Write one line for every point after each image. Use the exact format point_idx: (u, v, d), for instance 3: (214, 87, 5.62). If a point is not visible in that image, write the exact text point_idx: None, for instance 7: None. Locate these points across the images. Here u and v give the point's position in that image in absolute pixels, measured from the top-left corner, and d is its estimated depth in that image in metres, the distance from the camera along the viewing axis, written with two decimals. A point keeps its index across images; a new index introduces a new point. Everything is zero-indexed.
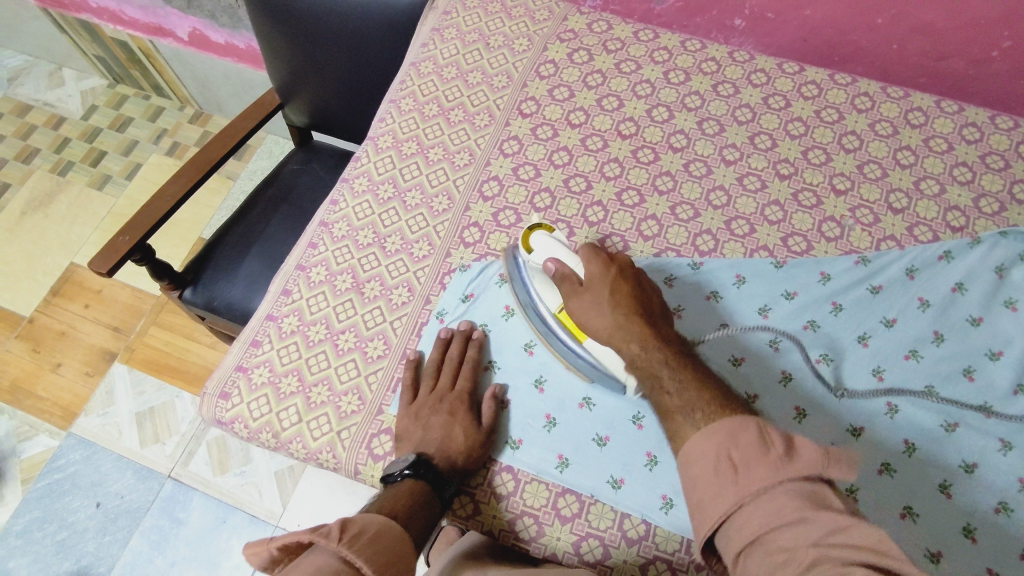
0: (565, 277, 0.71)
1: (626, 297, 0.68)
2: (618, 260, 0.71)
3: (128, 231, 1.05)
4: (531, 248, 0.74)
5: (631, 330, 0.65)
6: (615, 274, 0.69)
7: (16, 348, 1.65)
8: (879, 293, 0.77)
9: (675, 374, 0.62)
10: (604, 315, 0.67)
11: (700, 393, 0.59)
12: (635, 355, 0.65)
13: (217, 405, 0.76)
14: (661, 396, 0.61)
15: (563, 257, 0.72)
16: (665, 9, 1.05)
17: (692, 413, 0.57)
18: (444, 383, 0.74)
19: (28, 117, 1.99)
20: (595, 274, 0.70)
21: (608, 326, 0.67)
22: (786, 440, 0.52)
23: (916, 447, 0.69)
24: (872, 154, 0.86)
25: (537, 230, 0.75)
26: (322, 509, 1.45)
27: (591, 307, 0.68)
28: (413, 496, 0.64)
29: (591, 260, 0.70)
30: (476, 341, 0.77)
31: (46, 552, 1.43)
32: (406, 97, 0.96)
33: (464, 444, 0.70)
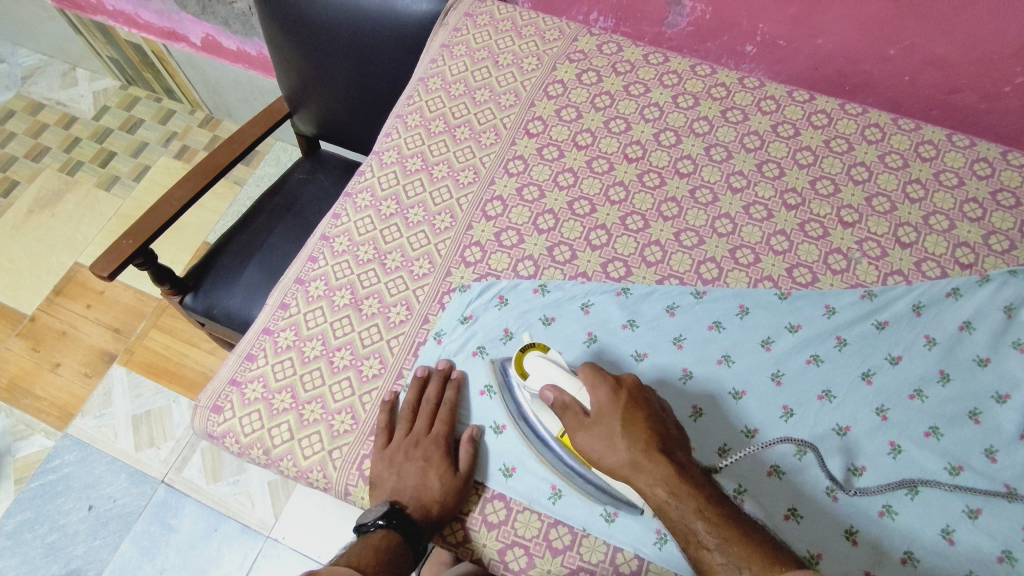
0: (566, 407, 0.65)
1: (642, 431, 0.63)
2: (625, 383, 0.66)
3: (131, 236, 1.05)
4: (525, 372, 0.68)
5: (655, 473, 0.61)
6: (626, 402, 0.65)
7: (16, 346, 1.65)
8: (885, 329, 0.76)
9: (712, 523, 0.59)
10: (620, 452, 0.63)
11: (743, 548, 0.57)
12: (662, 502, 0.61)
13: (209, 418, 0.76)
14: (699, 549, 0.59)
15: (563, 383, 0.66)
16: (676, 33, 1.05)
17: (738, 570, 0.56)
18: (420, 427, 0.72)
19: (40, 116, 2.01)
20: (603, 403, 0.65)
21: (626, 465, 0.63)
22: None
23: (919, 490, 0.68)
24: (881, 186, 0.85)
25: (530, 351, 0.69)
26: (313, 523, 1.44)
27: (603, 443, 0.64)
28: (383, 549, 0.64)
29: (597, 386, 0.65)
30: (454, 382, 0.75)
31: (35, 554, 1.42)
32: (412, 113, 0.95)
33: (439, 491, 0.68)
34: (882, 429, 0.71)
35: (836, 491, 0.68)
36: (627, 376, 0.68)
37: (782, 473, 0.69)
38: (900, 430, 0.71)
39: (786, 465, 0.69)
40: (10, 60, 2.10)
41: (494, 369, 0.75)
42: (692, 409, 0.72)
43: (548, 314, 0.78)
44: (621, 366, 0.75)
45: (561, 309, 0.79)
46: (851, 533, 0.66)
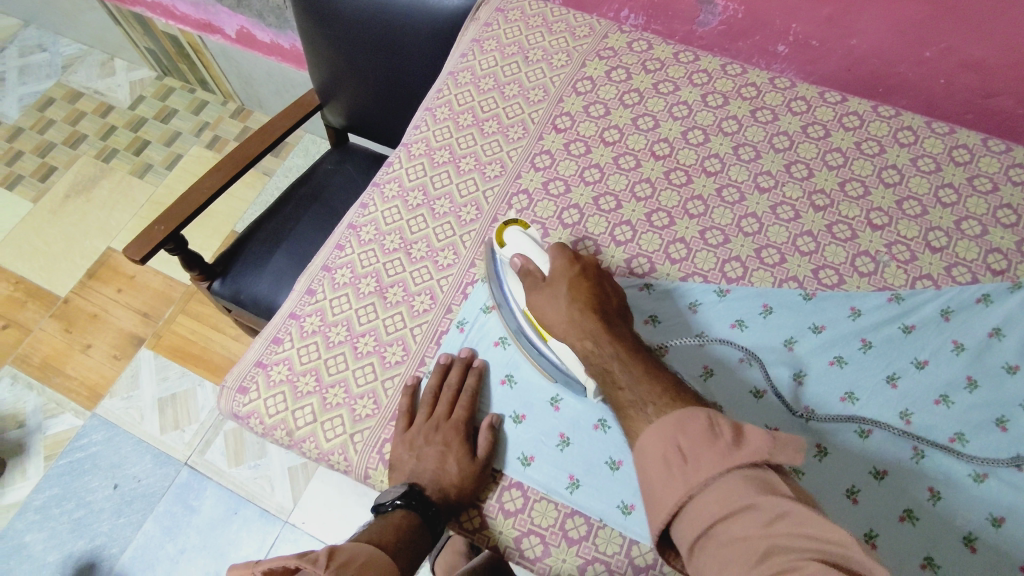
0: (529, 272, 0.71)
1: (584, 295, 0.68)
2: (583, 260, 0.72)
3: (163, 221, 1.07)
4: (502, 242, 0.74)
5: (585, 327, 0.66)
6: (578, 272, 0.70)
7: (50, 326, 1.69)
8: (912, 333, 0.75)
9: (628, 369, 0.62)
10: (561, 310, 0.68)
11: (652, 387, 0.60)
12: (588, 351, 0.65)
13: (235, 399, 0.77)
14: (612, 387, 0.62)
15: (531, 254, 0.72)
16: (707, 32, 1.05)
17: (644, 406, 0.58)
18: (440, 411, 0.73)
19: (78, 104, 2.06)
20: (557, 270, 0.70)
21: (563, 320, 0.67)
22: (735, 427, 0.53)
23: (941, 496, 0.67)
24: (912, 190, 0.84)
25: (511, 225, 0.75)
26: (331, 510, 1.46)
27: (549, 301, 0.69)
28: (403, 528, 0.65)
29: (557, 256, 0.71)
30: (476, 369, 0.76)
31: (62, 529, 1.46)
32: (441, 106, 0.96)
33: (457, 477, 0.68)
34: (906, 434, 0.70)
35: (857, 494, 0.67)
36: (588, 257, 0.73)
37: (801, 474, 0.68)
38: (926, 435, 0.70)
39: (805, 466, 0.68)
40: (52, 49, 2.17)
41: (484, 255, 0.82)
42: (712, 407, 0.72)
43: None
44: None
45: None
46: (870, 537, 0.65)
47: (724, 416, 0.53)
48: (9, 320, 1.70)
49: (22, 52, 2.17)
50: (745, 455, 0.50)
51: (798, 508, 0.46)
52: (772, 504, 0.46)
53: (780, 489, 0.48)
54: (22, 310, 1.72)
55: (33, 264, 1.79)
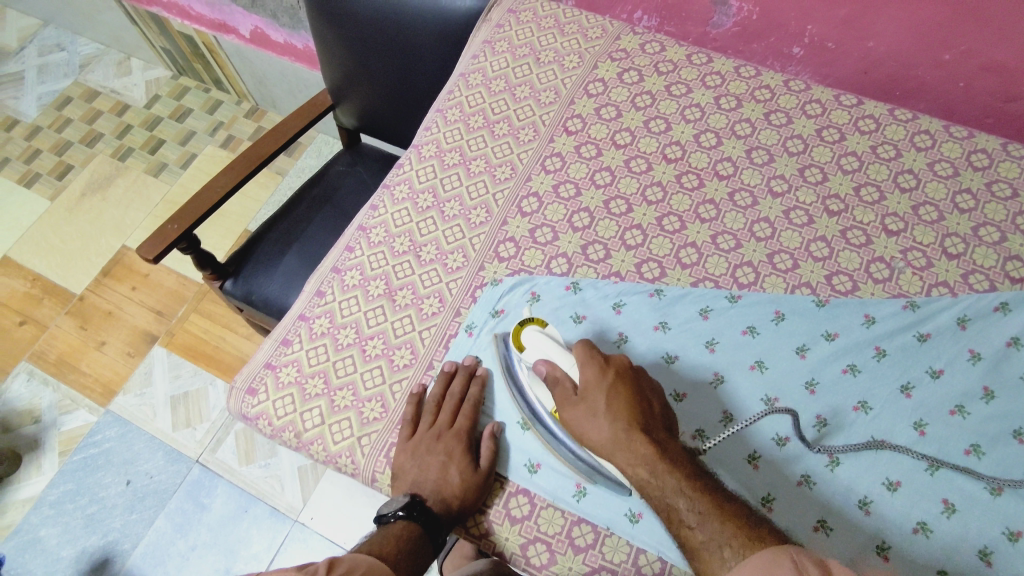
0: (557, 381, 0.68)
1: (624, 410, 0.65)
2: (614, 362, 0.68)
3: (176, 221, 1.08)
4: (522, 345, 0.70)
5: (636, 451, 0.62)
6: (613, 379, 0.66)
7: (65, 323, 1.71)
8: (927, 341, 0.74)
9: (692, 502, 0.59)
10: (603, 429, 0.64)
11: (724, 525, 0.58)
12: (644, 481, 0.61)
13: (244, 400, 0.78)
14: (682, 528, 0.59)
15: (556, 357, 0.68)
16: (721, 33, 1.03)
17: (718, 548, 0.57)
18: (443, 420, 0.72)
19: (95, 103, 2.08)
20: (590, 379, 0.66)
21: (608, 441, 0.64)
22: (821, 568, 0.52)
23: (956, 509, 0.65)
24: (928, 195, 0.83)
25: (528, 325, 0.71)
26: (341, 509, 1.46)
27: (587, 418, 0.65)
28: (404, 538, 0.66)
29: (586, 363, 0.67)
30: (479, 378, 0.75)
31: (75, 524, 1.48)
32: (452, 108, 0.96)
33: (459, 486, 0.68)
34: (919, 444, 0.69)
35: (869, 505, 0.66)
36: (617, 356, 0.69)
37: (812, 483, 0.67)
38: (940, 445, 0.69)
39: (816, 475, 0.68)
40: (70, 48, 2.19)
41: (498, 342, 0.77)
42: (722, 414, 0.72)
43: (579, 313, 0.78)
44: (653, 369, 0.74)
45: (593, 308, 0.78)
46: (882, 548, 0.64)
47: (809, 559, 0.53)
48: (26, 316, 1.73)
49: (41, 51, 2.19)
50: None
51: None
52: None
53: None
54: (39, 307, 1.74)
55: (50, 261, 1.81)
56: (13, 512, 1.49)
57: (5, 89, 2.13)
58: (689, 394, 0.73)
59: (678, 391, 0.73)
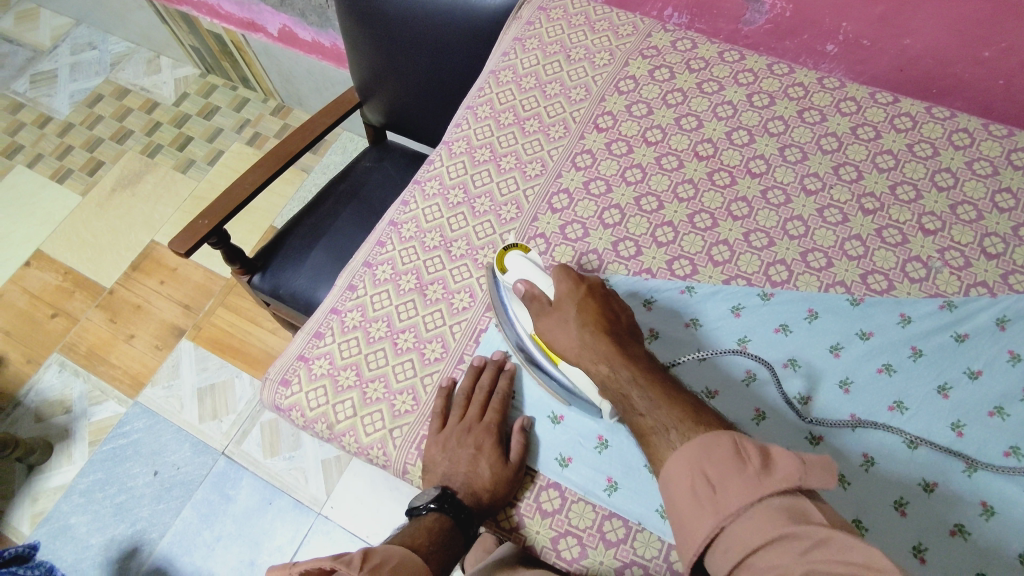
0: (534, 297, 0.71)
1: (592, 317, 0.67)
2: (588, 280, 0.71)
3: (208, 215, 1.10)
4: (505, 268, 0.74)
5: (598, 350, 0.65)
6: (584, 293, 0.70)
7: (95, 316, 1.75)
8: (965, 342, 0.73)
9: (646, 389, 0.60)
10: (572, 335, 0.67)
11: (672, 410, 0.58)
12: (604, 375, 0.63)
13: (277, 390, 0.79)
14: (633, 414, 0.60)
15: (534, 277, 0.72)
16: (753, 30, 1.03)
17: (665, 429, 0.57)
18: (473, 413, 0.73)
19: (126, 100, 2.12)
20: (563, 293, 0.70)
21: (576, 345, 0.67)
22: (761, 450, 0.52)
23: (995, 511, 0.64)
24: (967, 194, 0.82)
25: (512, 250, 0.75)
26: (364, 502, 1.48)
27: (558, 327, 0.68)
28: (436, 530, 0.66)
29: (561, 279, 0.71)
30: (508, 371, 0.76)
31: (104, 512, 1.51)
32: (483, 104, 0.97)
33: (490, 479, 0.68)
34: (957, 446, 0.68)
35: (905, 506, 0.65)
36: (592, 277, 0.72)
37: (847, 483, 0.67)
38: (979, 447, 0.68)
39: (851, 475, 0.67)
40: (101, 46, 2.23)
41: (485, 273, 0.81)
42: (754, 413, 0.71)
43: None
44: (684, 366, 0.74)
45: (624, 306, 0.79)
46: (919, 550, 0.63)
47: (752, 440, 0.53)
48: (58, 309, 1.76)
49: (73, 49, 2.24)
50: (775, 482, 0.49)
51: (835, 535, 0.45)
52: (809, 532, 0.45)
53: (813, 519, 0.47)
54: (70, 300, 1.77)
55: (81, 255, 1.85)
56: (44, 500, 1.53)
57: (38, 86, 2.17)
58: (721, 391, 0.72)
59: (710, 388, 0.73)
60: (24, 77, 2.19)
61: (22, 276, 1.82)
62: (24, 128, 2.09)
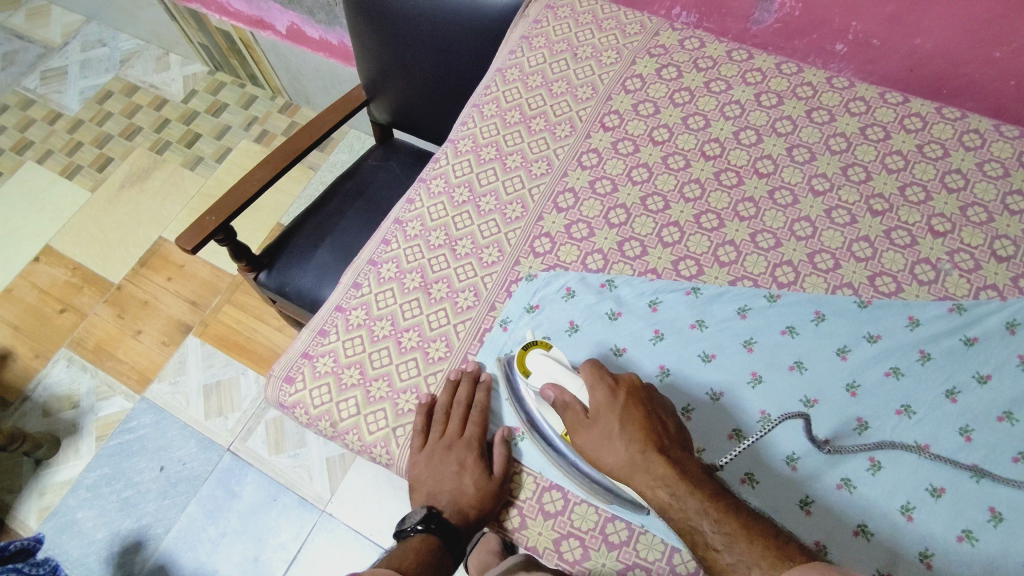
0: (567, 405, 0.66)
1: (638, 430, 0.62)
2: (623, 383, 0.66)
3: (214, 212, 1.10)
4: (528, 369, 0.71)
5: (654, 472, 0.60)
6: (625, 400, 0.65)
7: (103, 312, 1.76)
8: (974, 346, 0.72)
9: (716, 522, 0.56)
10: (618, 452, 0.62)
11: (752, 545, 0.54)
12: (665, 504, 0.58)
13: (281, 388, 0.79)
14: (707, 551, 0.55)
15: (562, 381, 0.68)
16: (762, 30, 1.02)
17: (749, 570, 0.53)
18: (453, 428, 0.72)
19: (135, 97, 2.13)
20: (600, 402, 0.65)
21: (625, 465, 0.62)
22: None
23: (1003, 517, 0.64)
24: (977, 196, 0.81)
25: (532, 349, 0.71)
26: (368, 500, 1.48)
27: (602, 443, 0.63)
28: (424, 550, 0.66)
29: (595, 385, 0.66)
30: (484, 383, 0.75)
31: (111, 507, 1.52)
32: (489, 103, 0.96)
33: (475, 495, 0.68)
34: (965, 451, 0.67)
35: (912, 510, 0.65)
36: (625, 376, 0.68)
37: (853, 487, 0.66)
38: (987, 452, 0.67)
39: (857, 479, 0.67)
40: (111, 44, 2.24)
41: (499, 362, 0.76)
42: (760, 415, 0.70)
43: (614, 309, 0.78)
44: (689, 367, 0.74)
45: (629, 305, 0.78)
46: (925, 556, 0.63)
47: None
48: (67, 304, 1.77)
49: (84, 47, 2.25)
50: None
51: None
52: None
53: None
54: (79, 296, 1.78)
55: (89, 251, 1.86)
56: (52, 494, 1.54)
57: (49, 83, 2.19)
58: (726, 394, 0.72)
59: (714, 389, 0.72)
60: (36, 74, 2.21)
61: (32, 271, 1.83)
62: (35, 124, 2.10)
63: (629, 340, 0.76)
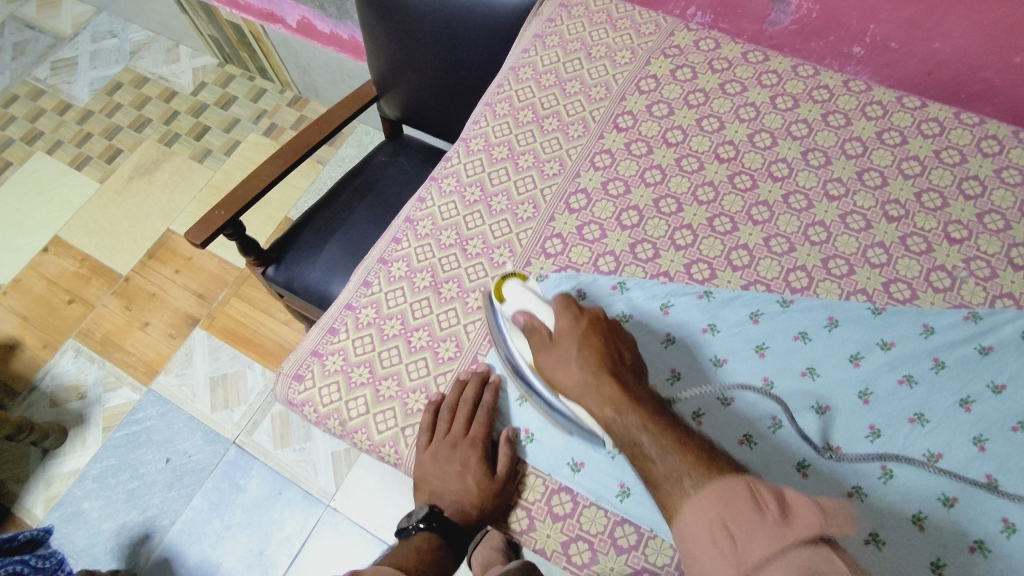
0: (534, 329, 0.69)
1: (594, 354, 0.65)
2: (590, 313, 0.69)
3: (223, 207, 1.10)
4: (503, 297, 0.73)
5: (602, 392, 0.62)
6: (586, 327, 0.67)
7: (111, 303, 1.76)
8: (989, 355, 0.71)
9: (655, 436, 0.58)
10: (572, 372, 0.64)
11: (685, 457, 0.56)
12: (610, 421, 0.61)
13: (291, 385, 0.79)
14: (643, 462, 0.57)
15: (533, 308, 0.70)
16: (778, 31, 1.01)
17: (679, 479, 0.55)
18: (457, 428, 0.72)
19: (144, 89, 2.13)
20: (563, 327, 0.68)
21: (577, 383, 0.64)
22: (777, 498, 0.52)
23: (1017, 528, 0.63)
24: (995, 203, 0.80)
25: (510, 278, 0.73)
26: (373, 496, 1.48)
27: (559, 364, 0.66)
28: (425, 549, 0.70)
29: (561, 312, 0.68)
30: (493, 384, 0.75)
31: (117, 498, 1.52)
32: (502, 101, 0.96)
33: (476, 497, 0.69)
34: (980, 461, 0.66)
35: (924, 519, 0.64)
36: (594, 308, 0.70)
37: (864, 495, 0.66)
38: (1002, 463, 0.66)
39: (869, 488, 0.66)
40: (121, 35, 2.24)
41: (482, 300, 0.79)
42: (771, 421, 0.70)
43: (626, 312, 0.77)
44: (700, 371, 0.73)
45: (640, 308, 0.77)
46: (937, 566, 0.62)
47: (766, 486, 0.53)
48: (75, 295, 1.78)
49: (94, 37, 2.25)
50: (800, 531, 0.49)
51: None
52: None
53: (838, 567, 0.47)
54: (87, 287, 1.79)
55: (98, 242, 1.86)
56: (58, 484, 1.54)
57: (59, 73, 2.19)
58: (737, 399, 0.71)
59: (726, 394, 0.72)
60: (46, 64, 2.21)
61: (40, 261, 1.84)
62: (44, 114, 2.10)
63: (640, 343, 0.75)
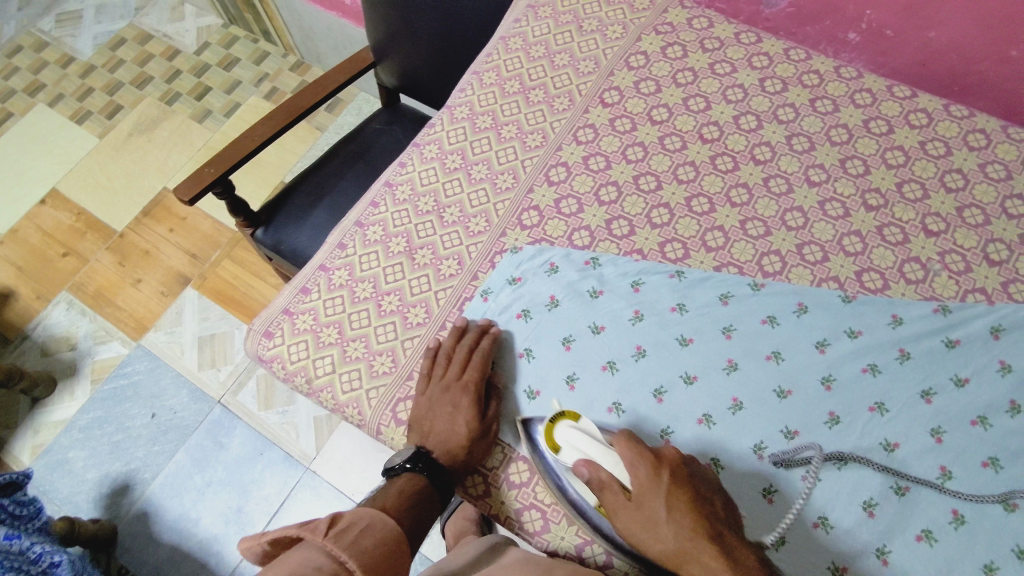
0: (603, 484, 0.60)
1: (688, 513, 0.57)
2: (665, 458, 0.60)
3: (213, 164, 1.09)
4: (556, 445, 0.64)
5: (705, 565, 0.55)
6: (669, 482, 0.58)
7: (105, 258, 1.77)
8: (955, 348, 0.71)
9: None
10: (667, 538, 0.57)
11: None
12: None
13: (261, 341, 0.79)
14: None
15: (597, 457, 0.62)
16: (774, 13, 0.99)
17: None
18: (452, 372, 0.71)
19: (148, 46, 2.12)
20: (643, 483, 0.59)
21: (673, 553, 0.57)
22: None
23: (965, 520, 0.64)
24: (976, 197, 0.79)
25: (559, 422, 0.65)
26: (351, 462, 1.50)
27: (647, 528, 0.58)
28: (407, 491, 0.64)
29: (635, 464, 0.59)
30: (492, 334, 0.74)
31: (102, 449, 1.54)
32: (489, 70, 0.95)
33: (465, 438, 0.68)
34: (934, 451, 0.67)
35: (874, 507, 0.65)
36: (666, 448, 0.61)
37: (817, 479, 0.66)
38: (956, 455, 0.66)
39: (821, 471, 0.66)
40: None
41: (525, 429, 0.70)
42: (731, 402, 0.70)
43: (596, 287, 0.77)
44: (666, 349, 0.73)
45: (611, 284, 0.77)
46: (882, 552, 0.63)
47: None
48: (69, 248, 1.79)
49: None
50: None
51: None
52: None
53: None
54: (82, 240, 1.80)
55: (93, 196, 1.87)
56: (45, 432, 1.57)
57: (64, 26, 2.18)
58: (699, 378, 0.71)
59: (688, 373, 0.72)
60: (51, 16, 2.20)
61: (37, 214, 1.85)
62: (48, 66, 2.10)
63: (608, 318, 0.75)
